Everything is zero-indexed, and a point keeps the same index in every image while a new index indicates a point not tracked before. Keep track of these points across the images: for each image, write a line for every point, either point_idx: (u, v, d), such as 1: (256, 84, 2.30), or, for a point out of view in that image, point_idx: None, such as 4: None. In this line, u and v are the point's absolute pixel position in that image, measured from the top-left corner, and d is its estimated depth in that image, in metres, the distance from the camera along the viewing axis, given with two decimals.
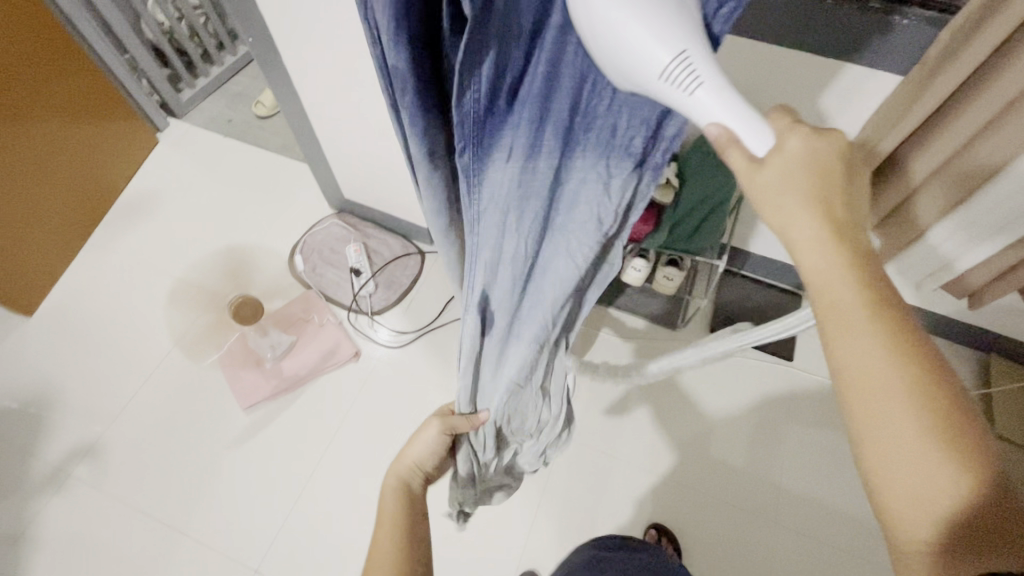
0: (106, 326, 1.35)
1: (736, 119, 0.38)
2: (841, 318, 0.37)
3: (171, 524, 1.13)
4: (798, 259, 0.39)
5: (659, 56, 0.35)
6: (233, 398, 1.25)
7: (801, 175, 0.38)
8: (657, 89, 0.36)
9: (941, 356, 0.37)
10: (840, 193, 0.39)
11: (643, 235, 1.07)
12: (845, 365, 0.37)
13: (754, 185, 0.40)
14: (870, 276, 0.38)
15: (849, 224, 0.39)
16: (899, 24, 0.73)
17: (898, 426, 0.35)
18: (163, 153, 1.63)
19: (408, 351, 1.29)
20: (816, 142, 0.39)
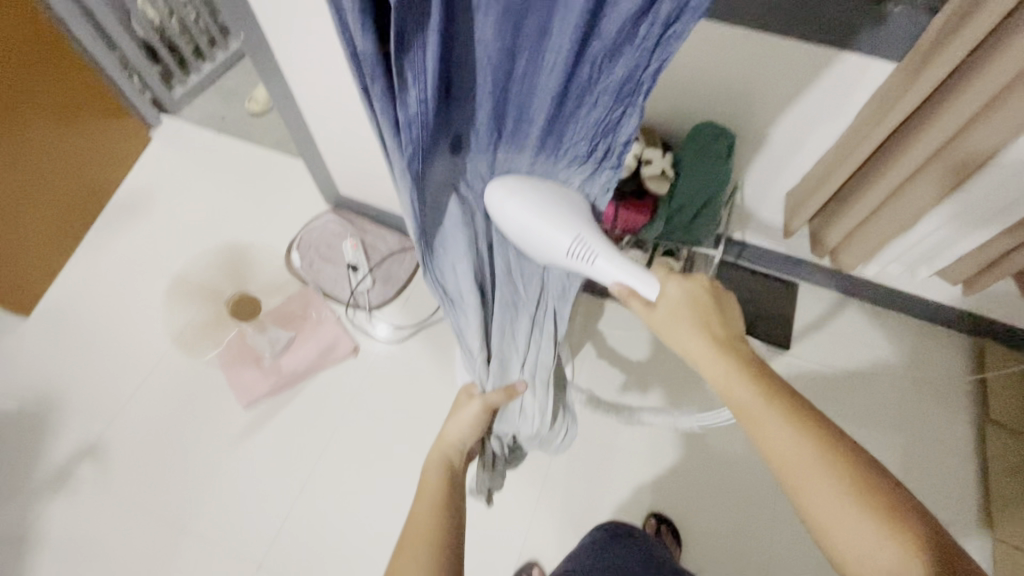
0: (104, 325, 1.35)
1: (626, 275, 0.63)
2: (747, 411, 0.51)
3: (174, 521, 1.14)
4: (697, 363, 0.56)
5: (563, 243, 0.61)
6: (233, 395, 1.25)
7: (683, 312, 0.59)
8: (567, 259, 0.63)
9: (837, 432, 0.49)
10: (716, 320, 0.58)
11: (639, 226, 1.05)
12: (772, 454, 0.49)
13: (656, 322, 0.61)
14: (762, 379, 0.52)
15: (729, 341, 0.56)
16: (892, 12, 0.74)
17: (817, 484, 0.47)
18: (158, 151, 1.62)
19: (407, 346, 1.30)
20: (688, 285, 0.60)
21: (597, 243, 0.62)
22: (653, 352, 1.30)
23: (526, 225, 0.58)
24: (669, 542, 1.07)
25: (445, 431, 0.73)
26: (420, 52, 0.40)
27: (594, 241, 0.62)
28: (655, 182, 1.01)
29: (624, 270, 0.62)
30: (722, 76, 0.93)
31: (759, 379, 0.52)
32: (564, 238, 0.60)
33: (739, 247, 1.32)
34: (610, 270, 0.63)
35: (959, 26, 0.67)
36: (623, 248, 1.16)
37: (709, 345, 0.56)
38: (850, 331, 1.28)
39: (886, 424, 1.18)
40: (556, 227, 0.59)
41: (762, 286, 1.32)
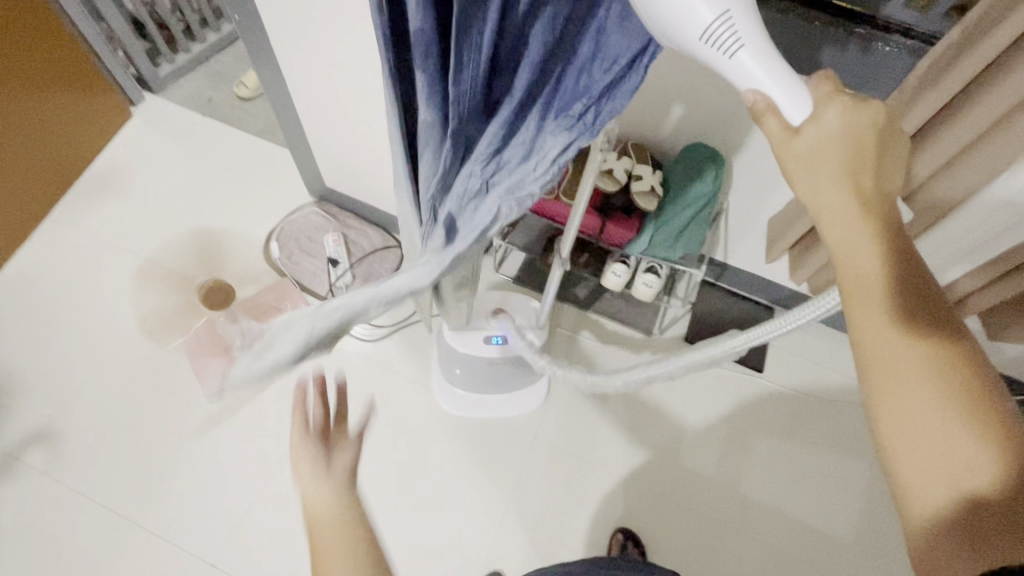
0: (65, 304, 1.29)
1: (781, 93, 0.37)
2: (869, 295, 0.39)
3: (124, 514, 1.09)
4: (833, 229, 0.39)
5: (704, 15, 0.34)
6: (198, 386, 1.20)
7: (831, 151, 0.38)
8: (695, 51, 0.36)
9: (953, 335, 0.40)
10: (870, 166, 0.38)
11: (626, 240, 1.10)
12: (873, 348, 0.40)
13: (789, 154, 0.38)
14: (894, 251, 0.39)
15: (879, 197, 0.39)
16: (882, 49, 0.77)
17: (912, 390, 0.39)
18: (137, 129, 1.57)
19: (383, 345, 1.27)
20: (855, 114, 0.38)
21: (748, 22, 0.35)
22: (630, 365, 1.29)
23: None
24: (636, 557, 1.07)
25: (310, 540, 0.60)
26: (478, 34, 0.40)
27: (747, 21, 0.35)
28: (643, 197, 1.04)
29: (777, 80, 0.37)
30: (716, 99, 0.95)
31: (898, 247, 0.39)
32: (702, 0, 0.34)
33: (720, 268, 1.33)
34: (756, 73, 0.37)
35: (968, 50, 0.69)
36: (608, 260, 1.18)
37: (857, 206, 0.38)
38: (825, 357, 1.30)
39: (850, 450, 1.22)
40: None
41: (739, 310, 1.35)
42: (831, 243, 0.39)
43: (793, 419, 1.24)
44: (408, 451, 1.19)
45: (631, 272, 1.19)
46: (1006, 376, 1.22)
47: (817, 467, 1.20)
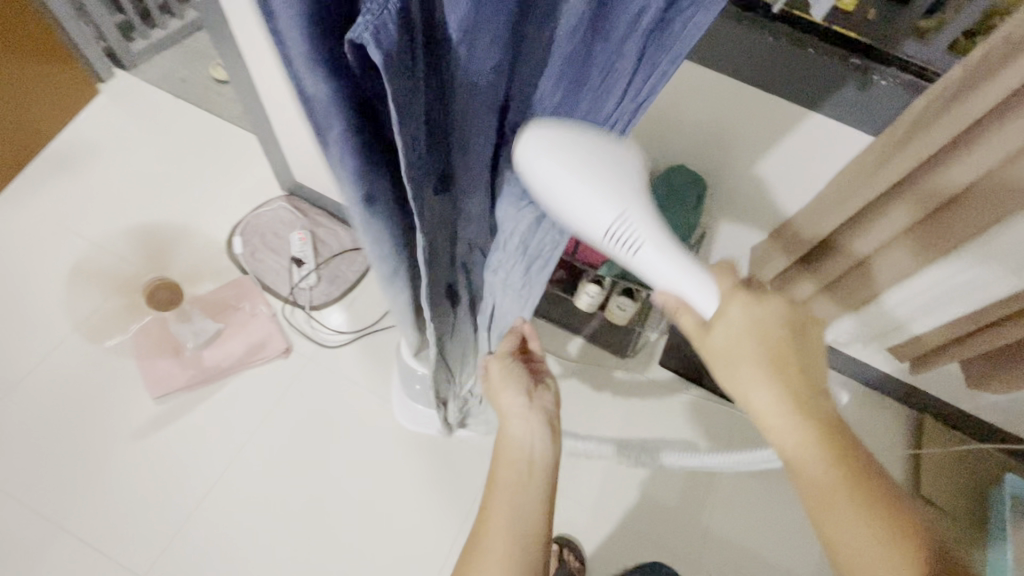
0: (13, 288, 1.23)
1: (688, 288, 0.49)
2: (808, 472, 0.49)
3: (58, 514, 1.05)
4: (763, 419, 0.51)
5: (605, 220, 0.43)
6: (143, 384, 1.14)
7: (738, 348, 0.51)
8: (603, 242, 0.46)
9: (894, 489, 0.48)
10: (794, 355, 0.51)
11: (599, 261, 1.05)
12: (830, 529, 0.47)
13: (707, 344, 0.53)
14: (824, 429, 0.49)
15: (804, 391, 0.50)
16: (878, 84, 0.72)
17: (871, 562, 0.45)
18: (103, 106, 1.49)
19: (344, 351, 1.22)
20: (756, 305, 0.51)
21: (645, 229, 0.45)
22: (597, 386, 1.25)
23: (548, 186, 0.43)
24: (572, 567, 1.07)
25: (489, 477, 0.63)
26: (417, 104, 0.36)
27: (642, 225, 0.45)
28: None
29: (677, 272, 0.48)
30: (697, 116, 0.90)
31: (827, 440, 0.49)
32: (601, 215, 0.43)
33: None
34: (659, 265, 0.47)
35: (972, 87, 0.59)
36: (581, 280, 1.13)
37: (774, 401, 0.50)
38: None
39: None
40: (599, 188, 0.42)
41: None
42: (767, 430, 0.51)
43: (765, 454, 1.20)
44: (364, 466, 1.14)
45: (605, 293, 1.13)
46: (983, 423, 1.19)
47: (787, 504, 1.16)
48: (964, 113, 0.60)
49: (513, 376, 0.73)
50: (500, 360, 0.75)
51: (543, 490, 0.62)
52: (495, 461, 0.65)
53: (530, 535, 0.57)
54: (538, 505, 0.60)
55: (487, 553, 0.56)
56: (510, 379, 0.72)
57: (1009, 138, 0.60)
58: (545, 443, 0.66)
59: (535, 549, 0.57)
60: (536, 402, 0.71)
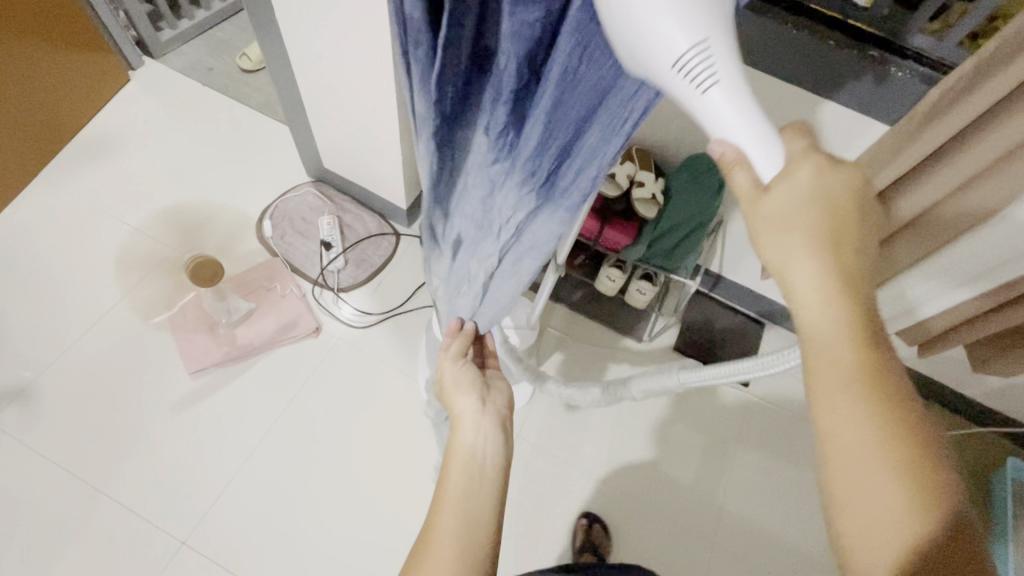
0: (50, 268, 1.27)
1: (753, 145, 0.40)
2: (832, 367, 0.42)
3: (97, 481, 1.09)
4: (796, 297, 0.43)
5: (679, 45, 0.36)
6: (181, 360, 1.19)
7: (795, 220, 0.42)
8: (670, 82, 0.38)
9: (911, 396, 0.42)
10: (851, 239, 0.42)
11: (622, 245, 1.08)
12: (830, 427, 0.42)
13: (759, 212, 0.42)
14: (860, 319, 0.42)
15: (855, 275, 0.42)
16: (895, 75, 0.75)
17: (863, 463, 0.41)
18: (134, 93, 1.52)
19: (370, 333, 1.26)
20: (829, 177, 0.42)
21: (726, 62, 0.37)
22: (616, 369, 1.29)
23: (625, 2, 0.35)
24: (600, 542, 1.10)
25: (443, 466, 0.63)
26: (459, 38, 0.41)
27: (721, 56, 0.37)
28: (643, 205, 1.03)
29: (744, 125, 0.40)
30: None
31: (862, 333, 0.42)
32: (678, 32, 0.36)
33: (714, 279, 1.33)
34: (728, 111, 0.39)
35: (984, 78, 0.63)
36: (602, 264, 1.18)
37: (817, 281, 0.41)
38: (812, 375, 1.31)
39: None
40: (683, 3, 0.35)
41: (731, 321, 1.34)
42: (799, 310, 0.43)
43: (775, 435, 1.25)
44: (390, 442, 1.18)
45: (626, 277, 1.18)
46: (983, 406, 1.24)
47: (796, 483, 1.21)
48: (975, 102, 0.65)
49: (465, 376, 0.74)
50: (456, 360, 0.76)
51: (491, 486, 0.61)
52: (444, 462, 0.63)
53: (479, 529, 0.57)
54: (489, 507, 0.59)
55: (440, 528, 0.56)
56: (462, 380, 0.73)
57: (1016, 130, 0.64)
58: (494, 446, 0.65)
59: (483, 537, 0.56)
60: (486, 403, 0.70)
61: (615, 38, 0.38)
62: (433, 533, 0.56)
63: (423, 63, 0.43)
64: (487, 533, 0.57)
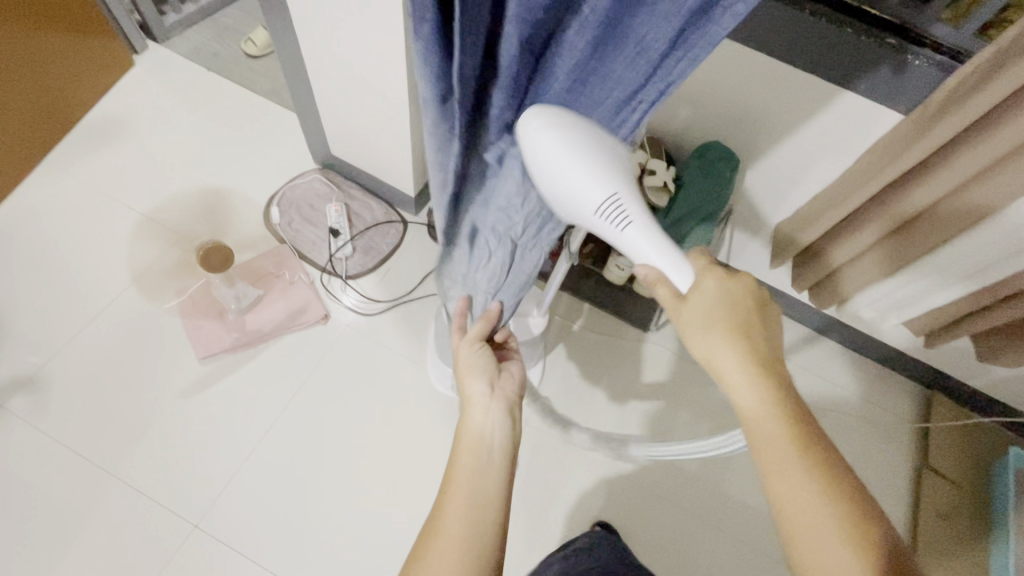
0: (57, 253, 1.27)
1: (663, 264, 0.54)
2: (766, 438, 0.50)
3: (109, 466, 1.10)
4: (725, 381, 0.52)
5: (594, 199, 0.52)
6: (190, 346, 1.20)
7: (711, 320, 0.53)
8: (595, 219, 0.54)
9: (839, 456, 0.50)
10: (755, 323, 0.54)
11: None
12: (778, 491, 0.49)
13: (680, 313, 0.55)
14: (782, 395, 0.51)
15: (768, 357, 0.52)
16: (911, 63, 0.75)
17: (811, 517, 0.47)
18: (138, 78, 1.51)
19: (378, 320, 1.27)
20: (729, 282, 0.54)
21: (633, 207, 0.53)
22: (622, 358, 1.30)
23: (554, 172, 0.51)
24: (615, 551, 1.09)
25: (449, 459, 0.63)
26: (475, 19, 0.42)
27: (629, 202, 0.53)
28: (654, 193, 1.01)
29: (656, 253, 0.55)
30: (733, 96, 0.94)
31: (783, 412, 0.50)
32: (592, 193, 0.52)
33: None
34: (641, 243, 0.54)
35: (1005, 65, 0.64)
36: (611, 253, 1.17)
37: (737, 361, 0.52)
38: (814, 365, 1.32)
39: None
40: (595, 169, 0.51)
41: None
42: (732, 392, 0.52)
43: None
44: (398, 428, 1.18)
45: (635, 267, 1.18)
46: (988, 397, 1.24)
47: None
48: (995, 89, 0.65)
49: (479, 360, 0.74)
50: (471, 345, 0.77)
51: (498, 470, 0.61)
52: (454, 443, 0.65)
53: (486, 509, 0.57)
54: (495, 487, 0.59)
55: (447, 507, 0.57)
56: (477, 363, 0.74)
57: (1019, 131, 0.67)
58: (501, 432, 0.66)
59: (489, 515, 0.57)
60: (497, 390, 0.71)
61: (548, 193, 0.54)
62: (442, 509, 0.57)
63: (435, 45, 0.43)
64: (493, 512, 0.57)
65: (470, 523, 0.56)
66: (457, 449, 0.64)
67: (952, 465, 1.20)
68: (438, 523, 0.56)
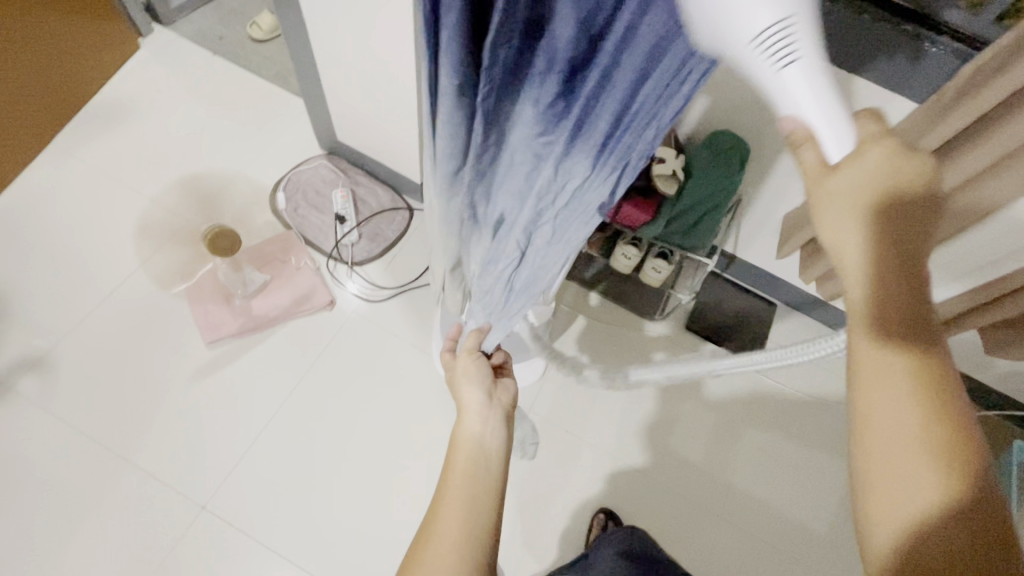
0: (64, 237, 1.27)
1: (820, 118, 0.40)
2: (880, 339, 0.40)
3: (118, 449, 1.11)
4: (853, 280, 0.41)
5: (763, 17, 0.36)
6: (198, 330, 1.20)
7: (863, 198, 0.40)
8: (751, 51, 0.37)
9: (955, 382, 0.41)
10: (912, 212, 0.40)
11: (639, 222, 1.06)
12: (868, 401, 0.41)
13: (813, 186, 0.43)
14: (916, 299, 0.40)
15: (915, 252, 0.40)
16: (928, 51, 0.73)
17: (896, 438, 0.40)
18: (144, 61, 1.50)
19: (384, 307, 1.27)
20: (899, 158, 0.40)
21: (807, 39, 0.37)
22: (627, 347, 1.30)
23: None
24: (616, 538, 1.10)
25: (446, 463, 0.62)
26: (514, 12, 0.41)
27: (804, 32, 0.37)
28: (663, 181, 1.00)
29: (818, 99, 0.39)
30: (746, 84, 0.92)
31: (911, 323, 0.40)
32: (765, 5, 0.35)
33: (728, 259, 1.32)
34: (803, 85, 0.39)
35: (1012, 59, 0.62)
36: (618, 241, 1.17)
37: (875, 255, 0.40)
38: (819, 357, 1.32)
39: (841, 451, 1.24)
40: None
41: (743, 302, 1.34)
42: (849, 283, 0.42)
43: (785, 416, 1.26)
44: (403, 415, 1.19)
45: (642, 255, 1.18)
46: (992, 392, 1.23)
47: (803, 462, 1.22)
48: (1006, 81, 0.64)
49: (476, 370, 0.74)
50: (469, 356, 0.76)
51: (496, 474, 0.62)
52: (451, 448, 0.64)
53: (481, 512, 0.57)
54: (488, 505, 0.58)
55: (447, 505, 0.57)
56: (474, 372, 0.73)
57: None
58: (498, 440, 0.66)
59: (484, 509, 0.57)
60: (494, 399, 0.71)
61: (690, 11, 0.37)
62: (440, 508, 0.57)
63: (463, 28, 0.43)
64: (488, 509, 0.58)
65: (466, 529, 0.55)
66: (453, 453, 0.63)
67: None
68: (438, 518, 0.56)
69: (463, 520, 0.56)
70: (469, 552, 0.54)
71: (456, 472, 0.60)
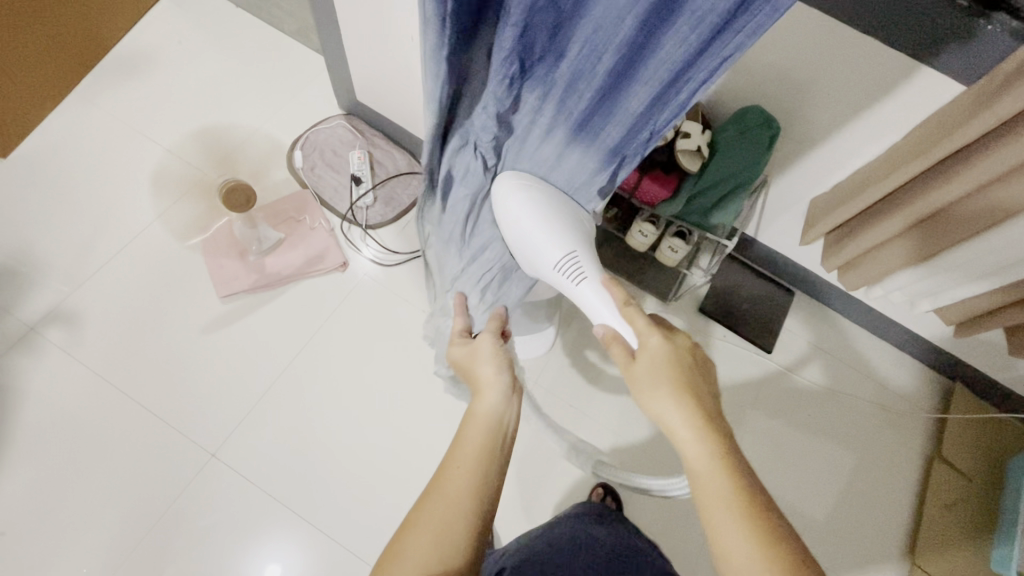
0: (85, 187, 1.29)
1: (613, 323, 0.67)
2: (710, 486, 0.52)
3: (134, 396, 1.14)
4: (676, 439, 0.56)
5: (555, 255, 0.68)
6: (211, 284, 1.22)
7: (659, 376, 0.58)
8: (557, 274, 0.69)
9: (790, 527, 0.49)
10: (695, 381, 0.58)
11: (658, 200, 1.04)
12: (722, 545, 0.49)
13: (634, 369, 0.61)
14: (723, 450, 0.53)
15: (709, 413, 0.56)
16: (983, 29, 0.66)
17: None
18: (167, 11, 1.48)
19: (395, 272, 1.27)
20: (671, 343, 0.61)
21: (587, 267, 0.68)
22: None
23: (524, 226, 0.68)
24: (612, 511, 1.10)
25: (458, 432, 0.63)
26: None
27: (584, 261, 0.68)
28: (686, 157, 0.97)
29: (607, 312, 0.67)
30: (780, 61, 0.87)
31: (729, 469, 0.52)
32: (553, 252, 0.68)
33: (747, 243, 1.29)
34: (591, 298, 0.68)
35: None
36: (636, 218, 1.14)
37: (682, 414, 0.56)
38: (833, 346, 1.30)
39: (846, 444, 1.23)
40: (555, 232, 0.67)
41: (760, 288, 1.31)
42: (680, 446, 0.55)
43: (791, 404, 1.25)
44: (409, 380, 1.20)
45: (659, 234, 1.15)
46: (1010, 392, 1.20)
47: (806, 453, 1.22)
48: None
49: (495, 352, 0.72)
50: (491, 341, 0.75)
51: (507, 450, 0.62)
52: (467, 422, 0.63)
53: (487, 481, 0.58)
54: (491, 487, 0.58)
55: (461, 466, 0.58)
56: (490, 354, 0.72)
57: None
58: (516, 418, 0.66)
59: (490, 486, 0.58)
60: (516, 381, 0.69)
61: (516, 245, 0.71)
62: (449, 473, 0.58)
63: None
64: (494, 488, 0.58)
65: (469, 504, 0.55)
66: (468, 423, 0.63)
67: (965, 458, 1.17)
68: (443, 483, 0.57)
69: (473, 491, 0.56)
70: (461, 538, 0.53)
71: (467, 444, 0.60)
